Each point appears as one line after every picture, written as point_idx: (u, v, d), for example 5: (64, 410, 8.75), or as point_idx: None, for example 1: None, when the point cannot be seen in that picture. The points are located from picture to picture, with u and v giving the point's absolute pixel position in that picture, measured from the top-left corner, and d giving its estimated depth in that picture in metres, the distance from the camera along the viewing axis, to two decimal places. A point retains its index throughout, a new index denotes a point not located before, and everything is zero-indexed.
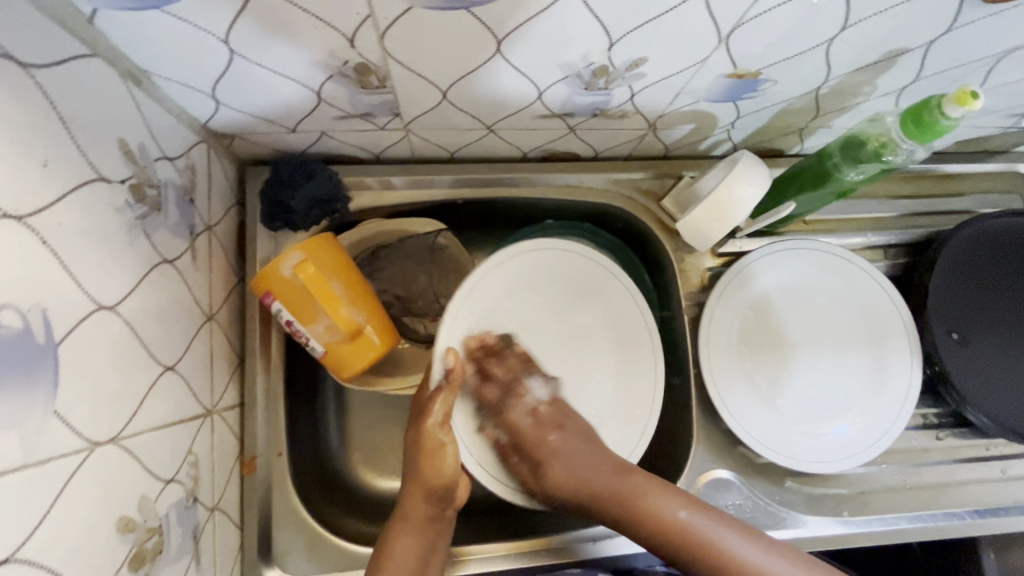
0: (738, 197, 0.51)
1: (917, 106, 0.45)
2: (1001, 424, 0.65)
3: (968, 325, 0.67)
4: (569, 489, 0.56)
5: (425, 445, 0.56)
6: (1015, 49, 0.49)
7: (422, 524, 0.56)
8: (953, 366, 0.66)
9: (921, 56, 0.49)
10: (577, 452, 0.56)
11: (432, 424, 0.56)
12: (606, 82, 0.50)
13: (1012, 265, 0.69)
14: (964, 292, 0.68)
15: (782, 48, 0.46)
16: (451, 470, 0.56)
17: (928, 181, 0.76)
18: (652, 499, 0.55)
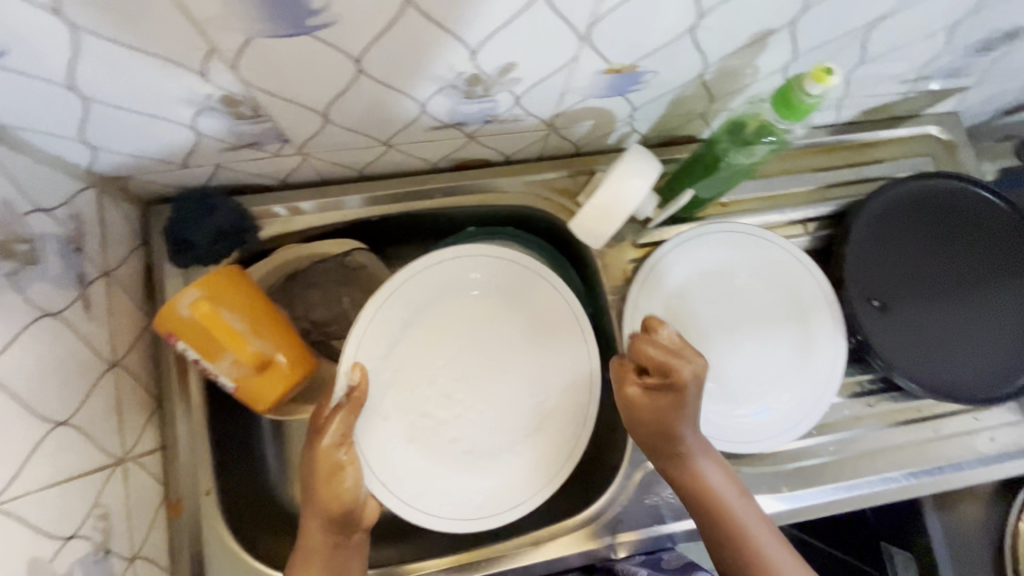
0: (626, 190, 0.50)
1: (780, 90, 0.45)
2: (933, 387, 0.65)
3: (890, 293, 0.68)
4: (662, 420, 0.56)
5: (322, 469, 0.55)
6: (881, 19, 0.49)
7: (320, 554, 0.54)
8: (877, 335, 0.66)
9: (791, 34, 0.49)
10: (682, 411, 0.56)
11: (322, 446, 0.56)
12: (484, 89, 0.50)
13: (929, 226, 0.69)
14: (883, 260, 0.69)
15: (648, 39, 0.46)
16: (350, 491, 0.55)
17: (842, 151, 0.76)
18: (721, 485, 0.56)
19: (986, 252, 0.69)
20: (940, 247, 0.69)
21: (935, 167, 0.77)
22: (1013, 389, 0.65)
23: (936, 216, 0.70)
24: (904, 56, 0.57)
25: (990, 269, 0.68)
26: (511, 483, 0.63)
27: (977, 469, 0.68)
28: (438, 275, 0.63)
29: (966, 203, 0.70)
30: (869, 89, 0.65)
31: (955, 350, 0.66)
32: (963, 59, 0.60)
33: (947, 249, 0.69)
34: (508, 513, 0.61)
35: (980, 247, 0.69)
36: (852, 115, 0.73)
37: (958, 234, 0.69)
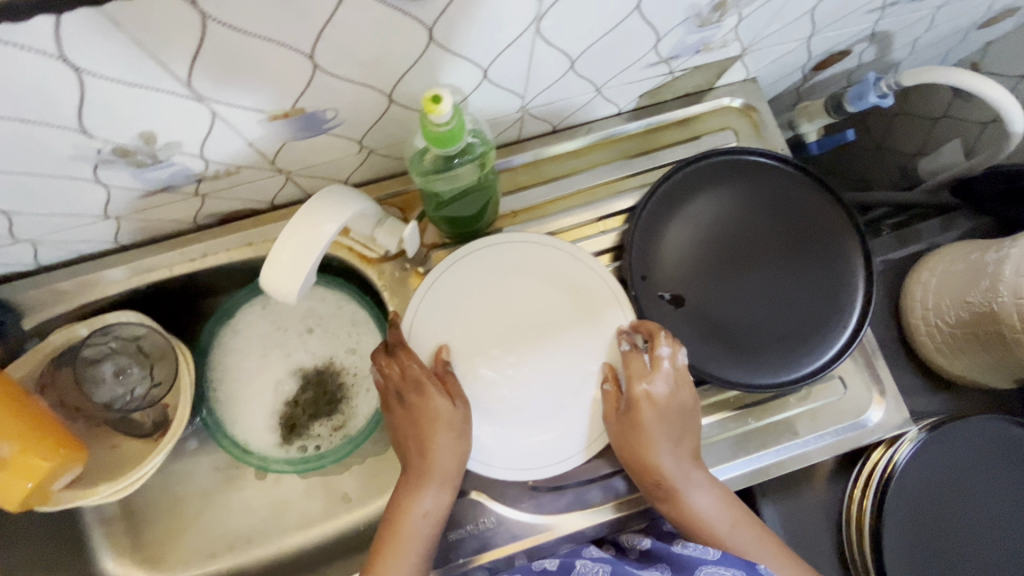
0: (316, 236, 0.49)
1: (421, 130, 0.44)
2: (736, 378, 0.63)
3: (689, 285, 0.65)
4: (635, 427, 0.60)
5: (420, 474, 0.60)
6: (539, 21, 0.46)
7: (413, 536, 0.59)
8: (674, 332, 0.64)
9: (446, 51, 0.46)
10: (655, 437, 0.60)
11: (450, 409, 0.60)
12: (150, 157, 0.48)
13: (727, 209, 0.67)
14: (681, 252, 0.66)
15: (279, 83, 0.43)
16: (463, 442, 0.61)
17: (636, 139, 0.73)
18: (705, 517, 0.60)
19: (788, 228, 0.66)
20: (743, 230, 0.66)
21: (737, 141, 0.73)
22: (815, 368, 0.63)
23: (734, 197, 0.67)
24: (618, 46, 0.54)
25: (794, 244, 0.66)
26: (557, 440, 0.63)
27: (812, 448, 0.65)
28: (463, 273, 0.65)
29: (765, 180, 0.67)
30: (619, 76, 0.61)
31: (758, 334, 0.64)
32: (692, 36, 0.56)
33: (748, 230, 0.66)
34: (555, 467, 0.62)
35: (782, 224, 0.66)
36: (634, 101, 0.70)
37: (757, 213, 0.67)
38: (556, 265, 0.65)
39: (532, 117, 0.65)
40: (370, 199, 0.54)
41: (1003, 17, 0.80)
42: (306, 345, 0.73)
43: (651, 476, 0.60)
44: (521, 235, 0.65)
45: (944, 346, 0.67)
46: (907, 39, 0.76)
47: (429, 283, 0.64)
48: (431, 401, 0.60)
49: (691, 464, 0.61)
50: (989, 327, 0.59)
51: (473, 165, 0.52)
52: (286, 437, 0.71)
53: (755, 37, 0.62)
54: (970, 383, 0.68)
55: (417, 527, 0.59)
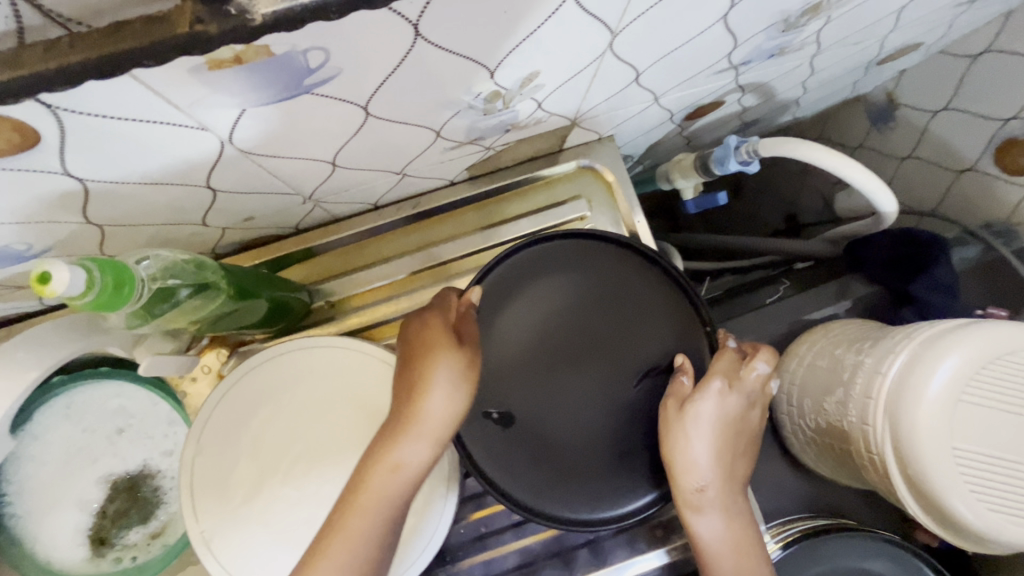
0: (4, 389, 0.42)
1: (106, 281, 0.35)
2: (564, 510, 0.56)
3: (519, 398, 0.57)
4: (693, 423, 0.55)
5: (413, 415, 0.51)
6: (232, 144, 0.36)
7: (398, 484, 0.50)
8: (499, 460, 0.56)
9: (119, 184, 0.37)
10: (715, 437, 0.56)
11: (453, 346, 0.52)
12: None
13: (563, 305, 0.59)
14: (511, 358, 0.57)
15: None
16: (458, 389, 0.52)
17: (475, 211, 0.65)
18: (732, 525, 0.55)
19: (632, 326, 0.59)
20: (583, 328, 0.58)
21: (590, 210, 0.65)
22: (649, 498, 0.58)
23: (573, 288, 0.59)
24: (385, 143, 0.45)
25: (638, 345, 0.59)
26: None
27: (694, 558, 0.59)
28: (260, 380, 0.58)
29: (606, 271, 0.60)
30: (418, 160, 0.52)
31: (601, 450, 0.57)
32: (484, 121, 0.47)
33: (588, 328, 0.58)
34: None
35: (624, 320, 0.59)
36: (463, 173, 0.61)
37: (599, 299, 0.59)
38: (361, 367, 0.58)
39: (333, 203, 0.56)
40: (90, 336, 0.46)
41: (905, 52, 0.70)
42: (116, 450, 0.66)
43: (694, 478, 0.55)
44: (322, 336, 0.59)
45: (809, 448, 0.60)
46: (789, 84, 0.67)
47: (220, 395, 0.57)
48: (436, 327, 0.53)
49: (724, 464, 0.56)
50: (843, 445, 0.52)
51: (207, 298, 0.43)
52: (96, 552, 0.64)
53: (579, 110, 0.53)
54: (839, 483, 0.62)
55: (397, 477, 0.50)
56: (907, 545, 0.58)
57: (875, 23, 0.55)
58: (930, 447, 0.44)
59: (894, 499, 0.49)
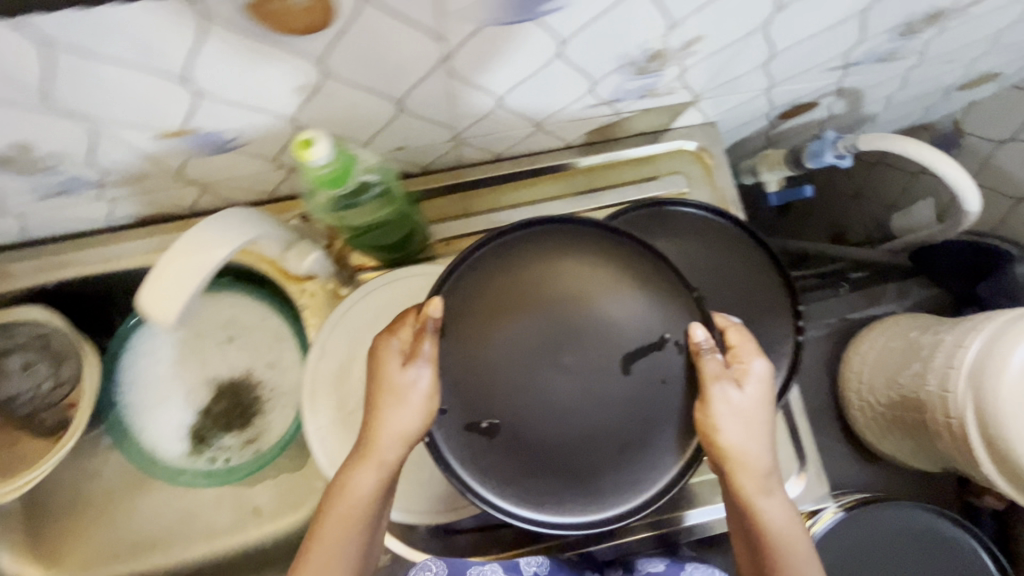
0: (199, 263, 0.46)
1: (335, 173, 0.40)
2: (586, 520, 0.46)
3: (506, 406, 0.44)
4: (741, 412, 0.48)
5: (368, 445, 0.50)
6: (449, 60, 0.43)
7: (360, 509, 0.51)
8: (495, 473, 0.46)
9: (345, 86, 0.43)
10: (756, 422, 0.49)
11: (400, 374, 0.47)
12: (37, 167, 0.46)
13: (503, 295, 0.46)
14: (489, 356, 0.45)
15: (155, 108, 0.41)
16: (409, 420, 0.47)
17: (582, 175, 0.70)
18: (780, 510, 0.51)
19: (636, 307, 0.46)
20: (553, 318, 0.45)
21: (686, 187, 0.71)
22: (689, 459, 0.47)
23: (558, 264, 0.47)
24: (547, 86, 0.51)
25: (638, 326, 0.45)
26: None
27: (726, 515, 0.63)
28: (381, 300, 0.63)
29: (527, 253, 0.48)
30: (558, 114, 0.58)
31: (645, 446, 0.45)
32: (632, 82, 0.53)
33: (571, 318, 0.45)
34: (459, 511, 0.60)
35: (625, 302, 0.46)
36: (580, 137, 0.67)
37: (597, 276, 0.46)
38: None
39: (468, 147, 0.62)
40: (269, 228, 0.51)
41: (983, 82, 0.77)
42: (224, 356, 0.71)
43: (756, 462, 0.50)
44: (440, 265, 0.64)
45: (874, 424, 0.64)
46: (878, 96, 0.73)
47: (344, 309, 0.62)
48: (388, 356, 0.49)
49: (769, 442, 0.51)
50: (917, 415, 0.57)
51: (388, 200, 0.51)
52: (194, 448, 0.69)
53: (705, 87, 0.59)
54: (898, 463, 0.66)
55: (356, 504, 0.50)
56: (944, 512, 0.64)
57: (973, 43, 0.61)
58: (1012, 411, 0.48)
59: (967, 465, 0.54)
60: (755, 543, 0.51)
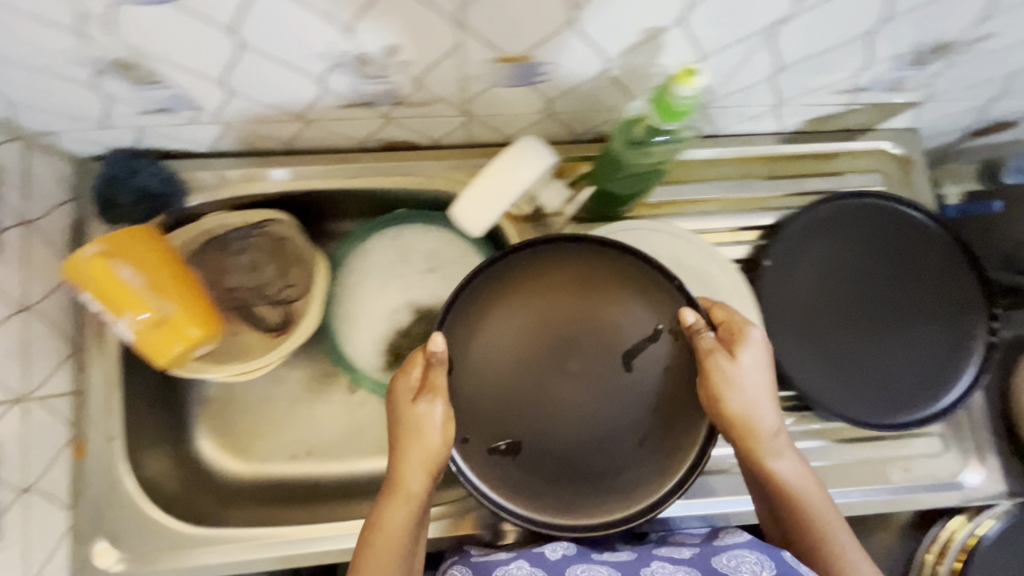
0: (513, 178, 0.51)
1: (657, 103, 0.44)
2: (635, 488, 0.51)
3: (527, 414, 0.51)
4: (737, 381, 0.49)
5: (396, 477, 0.51)
6: (784, 23, 0.47)
7: (396, 545, 0.49)
8: (535, 443, 0.51)
9: (685, 34, 0.48)
10: (760, 391, 0.51)
11: (426, 406, 0.50)
12: (377, 70, 0.51)
13: (531, 306, 0.53)
14: (499, 367, 0.52)
15: (525, 27, 0.45)
16: (432, 449, 0.50)
17: (786, 162, 0.74)
18: (801, 479, 0.52)
19: (642, 314, 0.52)
20: (519, 326, 0.52)
21: (883, 186, 0.74)
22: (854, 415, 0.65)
23: (534, 262, 0.53)
24: (829, 63, 0.55)
25: (633, 326, 0.52)
26: None
27: (886, 498, 0.66)
28: None
29: (522, 274, 0.53)
30: (805, 96, 0.62)
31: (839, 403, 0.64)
32: (895, 72, 0.58)
33: (574, 329, 0.52)
34: None
35: (604, 294, 0.52)
36: (797, 124, 0.71)
37: (567, 274, 0.53)
38: (693, 260, 0.66)
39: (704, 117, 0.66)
40: None
41: None
42: (425, 284, 0.75)
43: (768, 421, 0.52)
44: (664, 222, 0.66)
45: None
46: None
47: None
48: (405, 402, 0.51)
49: (773, 402, 0.52)
50: None
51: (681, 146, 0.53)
52: (389, 364, 0.74)
53: (945, 89, 0.63)
54: None
55: (392, 536, 0.49)
56: None
57: None
58: None
59: None
60: (785, 520, 0.53)
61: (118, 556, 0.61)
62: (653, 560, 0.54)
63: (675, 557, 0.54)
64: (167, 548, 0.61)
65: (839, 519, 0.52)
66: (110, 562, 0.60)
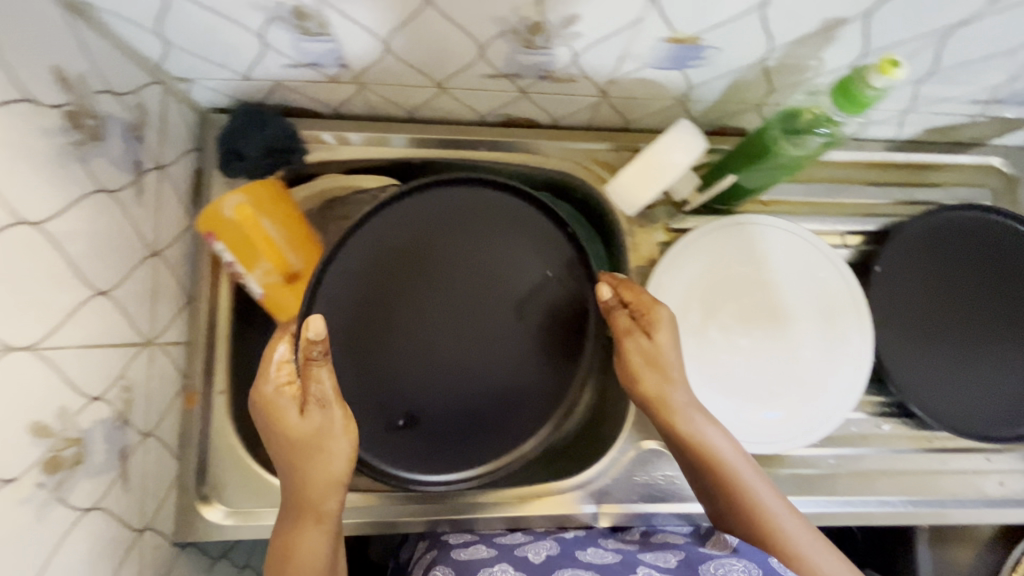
0: (666, 162, 0.51)
1: (844, 81, 0.45)
2: (491, 445, 0.61)
3: (387, 364, 0.58)
4: (656, 357, 0.56)
5: (313, 498, 0.50)
6: (964, 25, 0.48)
7: (315, 563, 0.50)
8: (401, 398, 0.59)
9: (863, 29, 0.48)
10: (678, 372, 0.56)
11: (298, 421, 0.50)
12: (544, 40, 0.50)
13: (405, 255, 0.58)
14: (400, 326, 0.58)
15: (714, 7, 0.45)
16: (328, 472, 0.50)
17: (896, 169, 0.74)
18: (733, 460, 0.55)
19: (442, 269, 0.59)
20: (435, 283, 0.59)
21: (991, 201, 0.75)
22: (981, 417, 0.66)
23: (375, 230, 0.57)
24: (983, 70, 0.55)
25: (520, 275, 0.61)
26: (765, 423, 0.65)
27: (980, 509, 0.67)
28: (725, 238, 0.67)
29: (384, 235, 0.58)
30: (939, 103, 0.62)
31: (957, 397, 0.66)
32: None
33: (419, 291, 0.59)
34: (761, 446, 0.64)
35: (390, 263, 0.58)
36: (914, 132, 0.71)
37: (422, 241, 0.59)
38: (808, 260, 0.66)
39: None
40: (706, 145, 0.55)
41: None
42: None
43: (681, 392, 0.56)
44: (783, 220, 0.67)
45: None
46: None
47: (690, 240, 0.66)
48: (307, 416, 0.50)
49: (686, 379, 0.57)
50: None
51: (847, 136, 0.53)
52: None
53: None
54: None
55: (314, 558, 0.50)
56: None
57: None
58: None
59: None
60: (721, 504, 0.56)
61: (224, 509, 0.61)
62: (640, 565, 0.51)
63: (662, 565, 0.51)
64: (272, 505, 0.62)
65: (783, 505, 0.54)
66: (217, 516, 0.60)
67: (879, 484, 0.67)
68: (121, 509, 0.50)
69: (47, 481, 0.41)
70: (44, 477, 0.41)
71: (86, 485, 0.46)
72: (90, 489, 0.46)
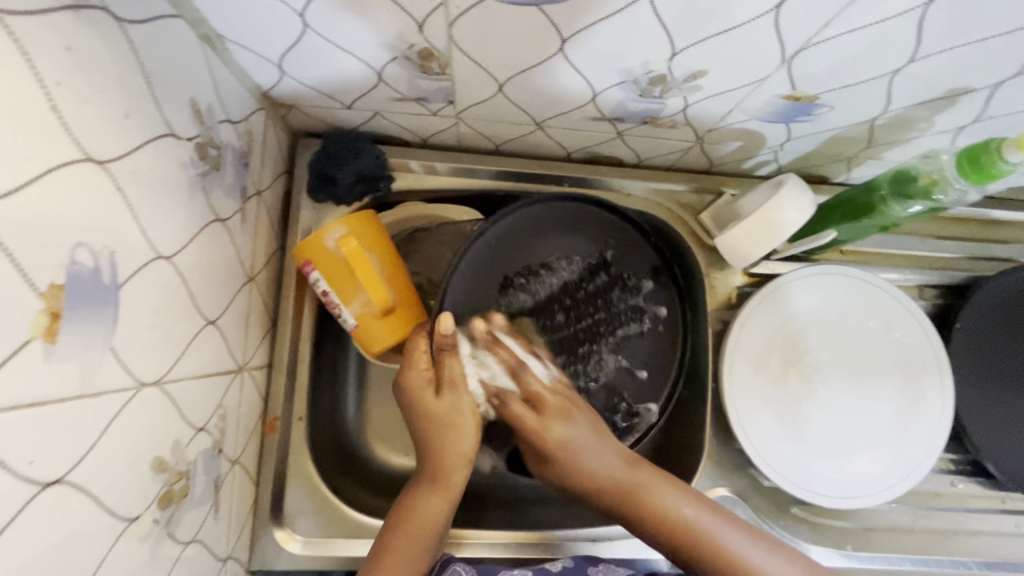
0: (780, 220, 0.54)
1: (975, 148, 0.46)
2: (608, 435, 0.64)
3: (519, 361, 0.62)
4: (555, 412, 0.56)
5: (439, 472, 0.54)
6: None
7: (432, 531, 0.53)
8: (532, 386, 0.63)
9: (986, 98, 0.48)
10: (586, 442, 0.55)
11: (438, 402, 0.54)
12: (661, 91, 0.50)
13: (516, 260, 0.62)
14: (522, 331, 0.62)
15: (845, 71, 0.45)
16: (463, 446, 0.54)
17: (974, 224, 0.74)
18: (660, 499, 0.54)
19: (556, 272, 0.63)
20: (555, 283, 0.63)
21: None
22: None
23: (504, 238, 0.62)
24: None
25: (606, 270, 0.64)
26: (845, 476, 0.64)
27: None
28: (810, 285, 0.66)
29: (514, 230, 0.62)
30: None
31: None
32: None
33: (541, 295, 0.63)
34: (840, 500, 0.63)
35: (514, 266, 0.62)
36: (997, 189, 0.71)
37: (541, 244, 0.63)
38: (887, 311, 0.67)
39: None
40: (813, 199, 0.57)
41: None
42: None
43: (596, 456, 0.55)
44: (867, 272, 0.67)
45: None
46: None
47: (776, 285, 0.66)
48: (442, 395, 0.55)
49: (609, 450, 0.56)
50: None
51: (956, 203, 0.52)
52: None
53: None
54: None
55: (434, 522, 0.53)
56: None
57: None
58: None
59: None
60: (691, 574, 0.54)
61: (300, 541, 0.60)
62: None
63: None
64: (344, 537, 0.60)
65: (748, 535, 0.53)
66: (294, 548, 0.59)
67: (954, 543, 0.67)
68: (212, 540, 0.50)
69: (160, 517, 0.41)
70: (158, 512, 0.41)
71: (188, 518, 0.45)
72: (190, 522, 0.46)
